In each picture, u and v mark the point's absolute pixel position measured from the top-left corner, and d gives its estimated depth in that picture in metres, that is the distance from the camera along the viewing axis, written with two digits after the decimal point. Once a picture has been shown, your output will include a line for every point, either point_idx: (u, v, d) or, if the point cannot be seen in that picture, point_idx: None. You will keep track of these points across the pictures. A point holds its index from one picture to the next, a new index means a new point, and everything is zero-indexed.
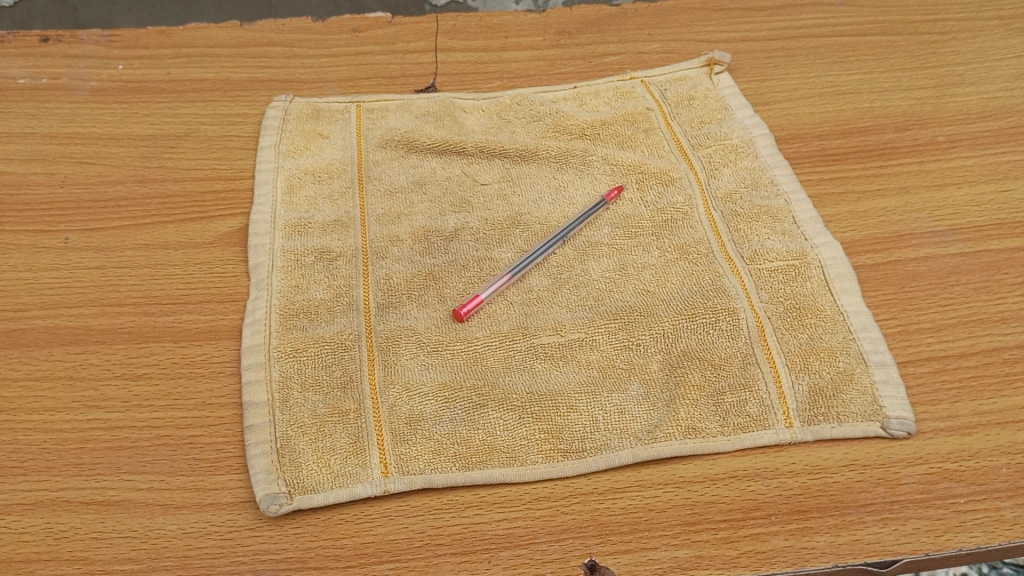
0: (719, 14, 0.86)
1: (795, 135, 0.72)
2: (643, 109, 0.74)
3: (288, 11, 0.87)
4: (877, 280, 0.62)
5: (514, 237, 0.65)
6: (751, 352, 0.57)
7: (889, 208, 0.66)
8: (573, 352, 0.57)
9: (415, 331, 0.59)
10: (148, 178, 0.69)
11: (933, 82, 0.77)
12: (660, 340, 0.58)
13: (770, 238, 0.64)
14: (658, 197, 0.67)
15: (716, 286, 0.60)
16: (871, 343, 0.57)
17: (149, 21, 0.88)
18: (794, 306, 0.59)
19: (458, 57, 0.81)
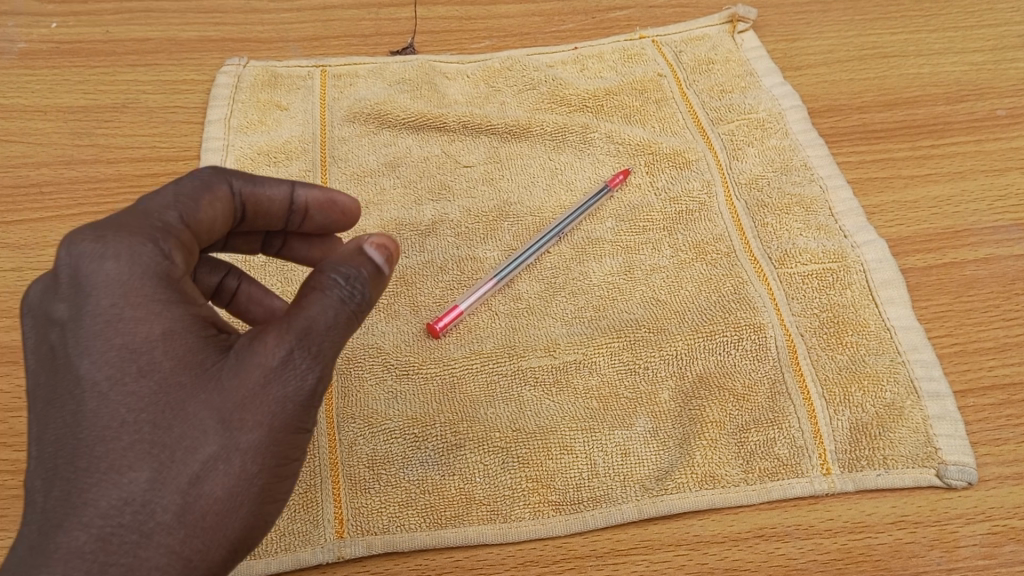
0: None
1: (832, 108, 0.62)
2: (654, 76, 0.63)
3: None
4: (929, 287, 0.52)
5: (501, 232, 0.55)
6: (781, 378, 0.48)
7: (941, 197, 0.56)
8: (569, 377, 0.48)
9: (381, 350, 0.49)
10: (78, 158, 0.60)
11: (991, 43, 0.66)
12: (672, 363, 0.49)
13: (802, 234, 0.54)
14: (670, 183, 0.57)
15: (738, 295, 0.51)
16: (924, 367, 0.48)
17: None
18: (831, 320, 0.50)
19: (441, 12, 0.70)
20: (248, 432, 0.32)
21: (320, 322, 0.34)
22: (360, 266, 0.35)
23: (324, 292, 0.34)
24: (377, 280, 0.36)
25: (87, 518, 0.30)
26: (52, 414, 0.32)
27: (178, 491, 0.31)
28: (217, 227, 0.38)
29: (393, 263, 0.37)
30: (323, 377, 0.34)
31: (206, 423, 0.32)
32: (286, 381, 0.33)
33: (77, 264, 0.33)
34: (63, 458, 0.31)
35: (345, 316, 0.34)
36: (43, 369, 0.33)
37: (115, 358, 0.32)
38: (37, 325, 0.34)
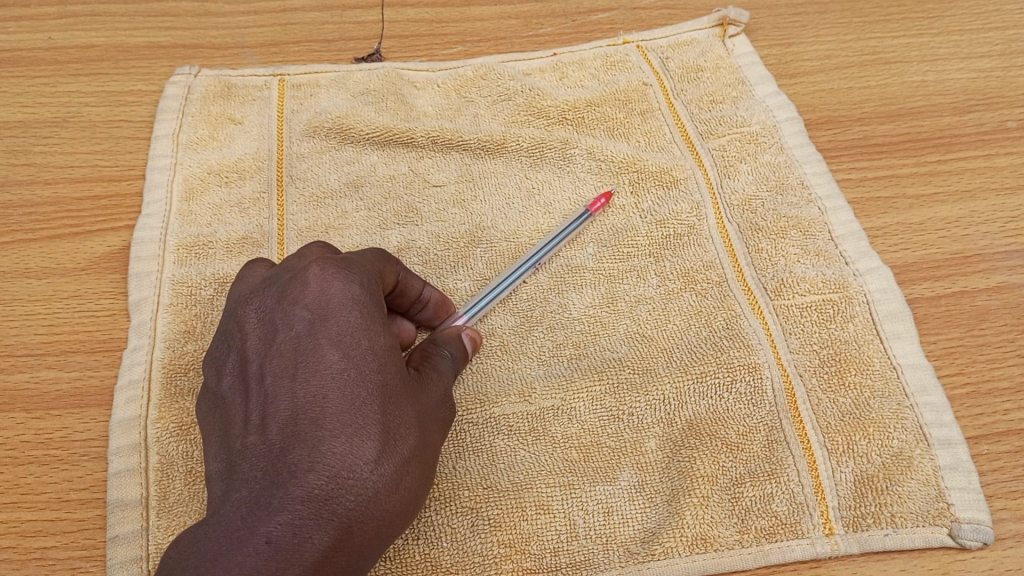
0: None
1: (830, 119, 0.58)
2: (639, 85, 0.59)
3: None
4: (937, 319, 0.48)
5: (474, 260, 0.51)
6: (777, 425, 0.44)
7: (949, 219, 0.52)
8: (545, 425, 0.44)
9: None
10: (12, 179, 0.55)
11: (999, 48, 0.62)
12: (659, 408, 0.44)
13: (799, 261, 0.50)
14: (657, 204, 0.53)
15: (730, 331, 0.47)
16: (933, 412, 0.44)
17: None
18: (832, 358, 0.46)
19: (411, 14, 0.65)
20: (434, 436, 0.36)
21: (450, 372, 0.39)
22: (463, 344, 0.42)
23: (444, 356, 0.40)
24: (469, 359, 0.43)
25: (324, 475, 0.31)
26: (286, 388, 0.34)
27: (398, 469, 0.33)
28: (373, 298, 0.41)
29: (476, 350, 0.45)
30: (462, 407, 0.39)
31: (416, 420, 0.35)
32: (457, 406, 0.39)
33: (325, 281, 0.36)
34: (306, 421, 0.33)
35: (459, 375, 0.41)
36: (278, 345, 0.35)
37: (359, 347, 0.34)
38: (269, 321, 0.36)
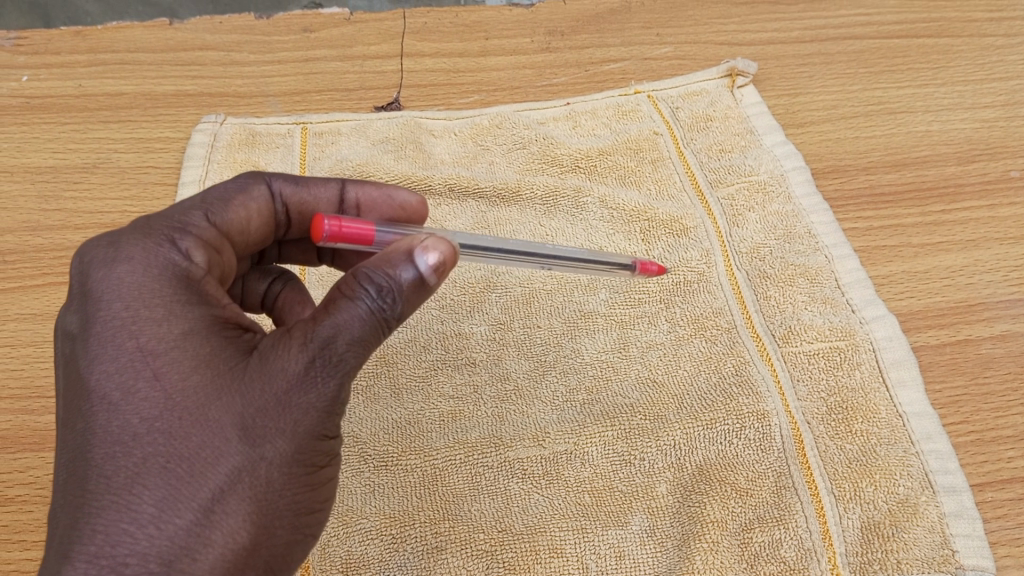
0: (743, 8, 0.71)
1: (837, 168, 0.59)
2: (650, 134, 0.60)
3: None
4: (942, 367, 0.49)
5: (489, 304, 0.52)
6: (786, 471, 0.45)
7: (954, 268, 0.53)
8: (559, 469, 0.45)
9: (360, 439, 0.47)
10: (45, 224, 0.57)
11: (1002, 99, 0.63)
12: (669, 453, 0.46)
13: (807, 309, 0.51)
14: (667, 252, 0.54)
15: (740, 377, 0.48)
16: (938, 459, 0.45)
17: None
18: (839, 405, 0.47)
19: (428, 63, 0.67)
20: (273, 442, 0.32)
21: (348, 322, 0.34)
22: (393, 277, 0.34)
23: (357, 298, 0.34)
24: (404, 294, 0.35)
25: (85, 546, 0.30)
26: (65, 438, 0.33)
27: (178, 512, 0.30)
28: (247, 240, 0.41)
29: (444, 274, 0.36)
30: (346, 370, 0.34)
31: (230, 429, 0.32)
32: (330, 372, 0.33)
33: (98, 280, 0.34)
34: (72, 482, 0.31)
35: (371, 325, 0.34)
36: (65, 381, 0.34)
37: (124, 369, 0.32)
38: (60, 352, 0.35)
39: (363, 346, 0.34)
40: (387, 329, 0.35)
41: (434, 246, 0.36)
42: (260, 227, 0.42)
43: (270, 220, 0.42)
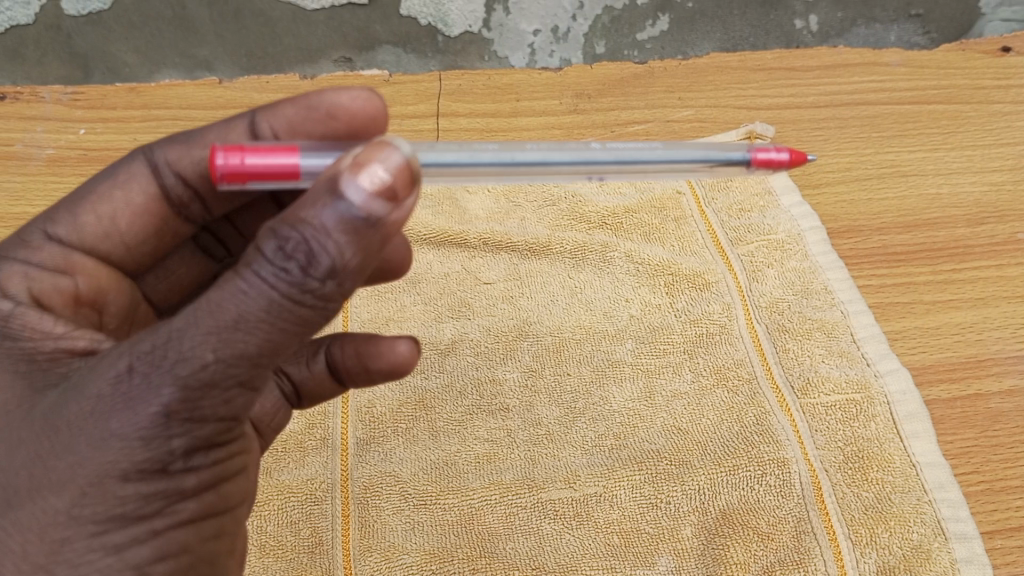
0: (761, 75, 0.75)
1: (851, 228, 0.62)
2: (674, 193, 0.64)
3: (292, 41, 0.80)
4: (953, 420, 0.52)
5: (521, 352, 0.55)
6: (805, 516, 0.47)
7: (964, 324, 0.56)
8: (589, 511, 0.48)
9: (399, 479, 0.49)
10: None
11: (1009, 164, 0.67)
12: (694, 497, 0.48)
13: (825, 362, 0.54)
14: (691, 304, 0.57)
15: (761, 427, 0.51)
16: (950, 507, 0.47)
17: (145, 50, 0.79)
18: (856, 455, 0.49)
19: (463, 123, 0.71)
20: (33, 502, 0.28)
21: (229, 295, 0.27)
22: (305, 223, 0.27)
23: (254, 256, 0.27)
24: (312, 257, 0.27)
25: None
26: None
27: None
28: (120, 237, 0.41)
29: (392, 213, 0.28)
30: (214, 364, 0.27)
31: (20, 470, 0.29)
32: (177, 364, 0.27)
33: None
34: None
35: (255, 301, 0.27)
36: None
37: None
38: None
39: (241, 336, 0.27)
40: (287, 310, 0.27)
41: (377, 171, 0.27)
42: (126, 218, 0.41)
43: (151, 200, 0.41)
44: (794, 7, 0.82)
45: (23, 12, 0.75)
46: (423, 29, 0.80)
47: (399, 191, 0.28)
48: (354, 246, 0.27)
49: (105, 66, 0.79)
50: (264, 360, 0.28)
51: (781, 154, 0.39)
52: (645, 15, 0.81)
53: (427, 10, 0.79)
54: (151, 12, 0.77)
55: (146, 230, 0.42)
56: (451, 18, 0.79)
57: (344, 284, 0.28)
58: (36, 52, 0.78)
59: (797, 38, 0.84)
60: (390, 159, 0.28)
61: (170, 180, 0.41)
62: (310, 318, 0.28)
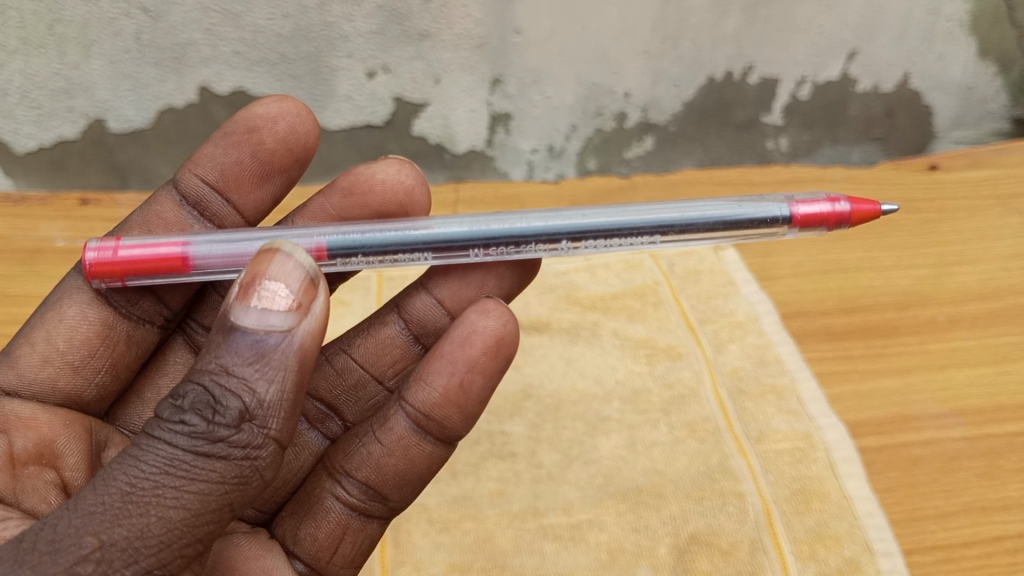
0: (726, 188, 0.89)
1: (799, 312, 0.75)
2: (652, 283, 0.76)
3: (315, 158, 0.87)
4: (881, 463, 0.63)
5: (526, 410, 0.67)
6: (759, 537, 0.58)
7: (891, 389, 0.68)
8: (583, 533, 0.58)
9: (426, 508, 0.60)
10: None
11: (932, 261, 0.80)
12: (669, 523, 0.59)
13: (777, 417, 0.65)
14: (667, 371, 0.69)
15: (723, 467, 0.62)
16: (877, 529, 0.58)
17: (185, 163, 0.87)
18: (800, 489, 0.61)
19: None
20: None
21: (129, 468, 0.34)
22: (207, 370, 0.36)
23: (160, 424, 0.35)
24: (218, 399, 0.35)
25: None
26: None
27: None
28: (60, 360, 0.50)
29: (298, 318, 0.37)
30: (103, 543, 0.32)
31: None
32: (61, 552, 0.32)
33: None
34: None
35: (159, 462, 0.34)
36: None
37: None
38: None
39: (142, 507, 0.33)
40: (193, 462, 0.34)
41: (271, 281, 0.37)
42: (63, 340, 0.50)
43: (84, 310, 0.51)
44: (765, 129, 0.92)
45: (72, 129, 0.82)
46: (432, 147, 0.88)
47: (300, 296, 0.37)
48: (265, 375, 0.36)
49: (144, 175, 0.87)
50: (172, 535, 0.33)
51: (842, 205, 0.49)
52: (630, 136, 0.90)
53: (437, 131, 0.87)
54: (189, 130, 0.84)
55: (85, 343, 0.50)
56: (458, 137, 0.88)
57: (258, 424, 0.36)
58: (80, 163, 0.85)
59: (770, 158, 0.94)
60: (286, 270, 0.38)
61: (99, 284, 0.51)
62: (222, 474, 0.35)
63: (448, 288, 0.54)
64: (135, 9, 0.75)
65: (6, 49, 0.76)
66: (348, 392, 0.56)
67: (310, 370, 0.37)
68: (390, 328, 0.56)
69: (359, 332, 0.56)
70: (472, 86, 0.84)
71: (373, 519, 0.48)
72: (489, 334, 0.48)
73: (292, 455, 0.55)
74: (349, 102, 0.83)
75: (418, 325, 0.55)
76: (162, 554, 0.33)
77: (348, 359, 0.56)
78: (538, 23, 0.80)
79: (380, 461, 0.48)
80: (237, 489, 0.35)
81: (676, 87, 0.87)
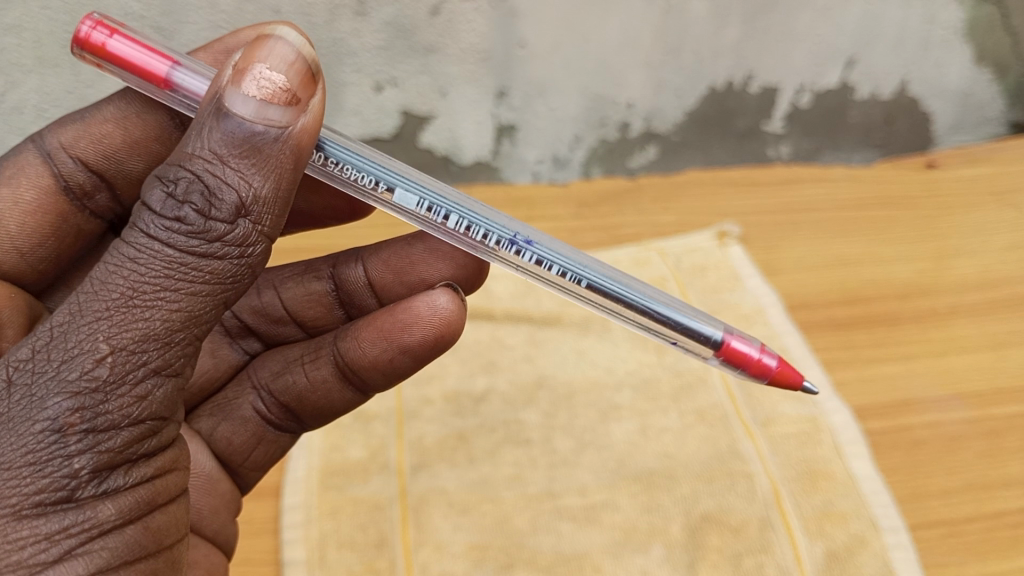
0: (729, 189, 0.93)
1: (803, 304, 0.77)
2: (660, 278, 0.78)
3: None
4: (885, 445, 0.65)
5: (539, 399, 0.69)
6: (768, 515, 0.60)
7: (894, 375, 0.70)
8: (598, 514, 0.61)
9: (445, 491, 0.62)
10: None
11: (932, 254, 0.82)
12: (680, 503, 0.61)
13: (783, 403, 0.67)
14: (677, 360, 0.71)
15: (732, 450, 0.64)
16: (882, 506, 0.60)
17: None
18: (807, 470, 0.63)
19: None
20: None
21: (126, 268, 0.33)
22: (199, 156, 0.34)
23: (151, 218, 0.33)
24: (212, 191, 0.33)
25: None
26: None
27: None
28: (11, 245, 0.46)
29: (296, 113, 0.35)
30: (113, 349, 0.32)
31: None
32: (72, 360, 0.31)
33: None
34: None
35: (158, 264, 0.33)
36: None
37: None
38: None
39: (144, 310, 0.32)
40: (191, 263, 0.33)
41: (269, 68, 0.35)
42: (16, 222, 0.46)
43: (42, 196, 0.47)
44: (766, 137, 0.95)
45: None
46: (438, 159, 0.90)
47: (297, 90, 0.35)
48: (261, 169, 0.34)
49: None
50: (175, 336, 0.33)
51: (771, 358, 0.43)
52: (634, 145, 0.93)
53: (443, 142, 0.89)
54: None
55: (38, 233, 0.47)
56: (464, 147, 0.90)
57: (252, 221, 0.34)
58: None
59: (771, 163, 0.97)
60: (284, 58, 0.35)
61: (64, 167, 0.47)
62: (219, 274, 0.34)
63: (383, 267, 0.50)
64: (148, 28, 0.75)
65: (21, 68, 0.75)
66: (270, 322, 0.54)
67: (304, 165, 0.36)
68: (322, 284, 0.52)
69: (296, 277, 0.53)
70: (478, 99, 0.85)
71: (285, 434, 0.53)
72: (431, 327, 0.45)
73: (208, 363, 0.53)
74: (357, 116, 0.85)
75: (348, 294, 0.52)
76: (167, 355, 0.33)
77: (275, 297, 0.53)
78: (542, 37, 0.81)
79: (302, 394, 0.50)
80: (235, 286, 0.35)
81: (678, 97, 0.89)
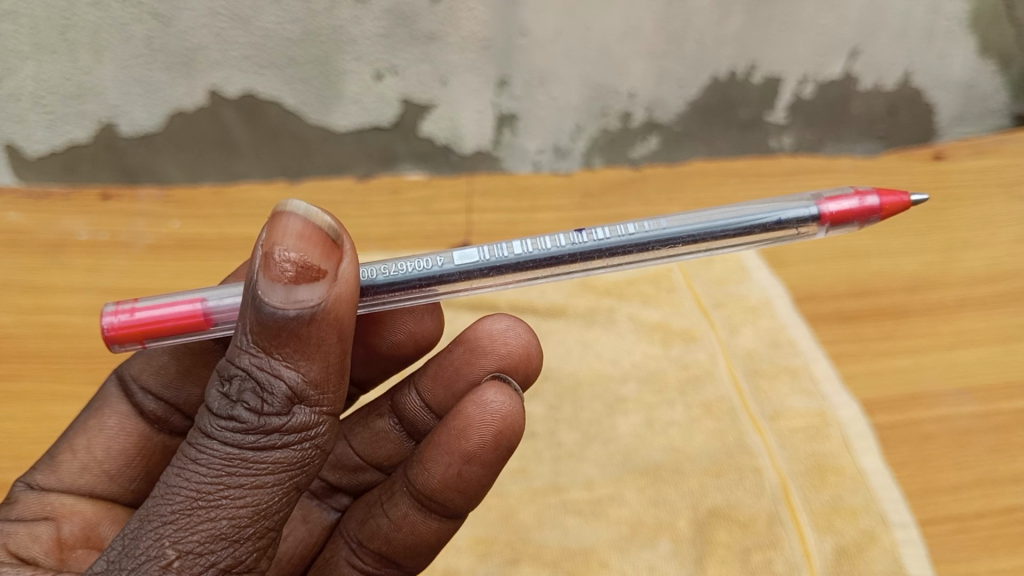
0: (734, 180, 0.91)
1: (811, 296, 0.76)
2: (665, 269, 0.77)
3: (324, 159, 0.87)
4: (893, 439, 0.64)
5: (544, 392, 0.68)
6: (776, 509, 0.59)
7: (902, 368, 0.69)
8: (604, 508, 0.60)
9: None
10: None
11: (940, 246, 0.81)
12: (687, 497, 0.60)
13: (791, 397, 0.67)
14: (683, 352, 0.70)
15: (740, 444, 0.63)
16: (891, 501, 0.60)
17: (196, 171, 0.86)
18: (815, 465, 0.62)
19: (491, 217, 0.86)
20: None
21: (190, 472, 0.35)
22: (245, 355, 0.36)
23: (215, 422, 0.36)
24: (264, 386, 0.36)
25: None
26: None
27: None
28: (98, 467, 0.52)
29: (325, 285, 0.36)
30: (180, 553, 0.34)
31: None
32: (141, 567, 0.34)
33: None
34: None
35: (221, 464, 0.35)
36: None
37: None
38: None
39: (210, 510, 0.35)
40: (250, 457, 0.36)
41: (287, 249, 0.36)
42: (101, 449, 0.52)
43: (125, 419, 0.53)
44: (769, 128, 0.93)
45: (84, 132, 0.81)
46: (439, 148, 0.89)
47: (320, 261, 0.36)
48: (306, 354, 0.36)
49: (153, 176, 0.85)
50: (244, 531, 0.35)
51: (871, 198, 0.43)
52: (636, 135, 0.91)
53: (444, 132, 0.87)
54: (198, 134, 0.83)
55: (121, 457, 0.52)
56: (465, 137, 0.88)
57: (307, 408, 0.36)
58: (90, 166, 0.83)
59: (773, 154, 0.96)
60: (298, 234, 0.36)
61: (142, 398, 0.54)
62: (285, 461, 0.36)
63: (433, 383, 0.52)
64: (145, 14, 0.74)
65: (17, 54, 0.74)
66: (348, 474, 0.55)
67: (348, 330, 0.37)
68: (385, 420, 0.54)
69: (359, 421, 0.55)
70: (479, 88, 0.84)
71: None
72: (489, 429, 0.44)
73: (303, 530, 0.54)
74: (356, 104, 0.83)
75: (410, 424, 0.53)
76: (236, 551, 0.35)
77: (348, 448, 0.55)
78: (543, 24, 0.80)
79: (389, 536, 0.48)
80: (304, 471, 0.37)
81: (680, 87, 0.88)
